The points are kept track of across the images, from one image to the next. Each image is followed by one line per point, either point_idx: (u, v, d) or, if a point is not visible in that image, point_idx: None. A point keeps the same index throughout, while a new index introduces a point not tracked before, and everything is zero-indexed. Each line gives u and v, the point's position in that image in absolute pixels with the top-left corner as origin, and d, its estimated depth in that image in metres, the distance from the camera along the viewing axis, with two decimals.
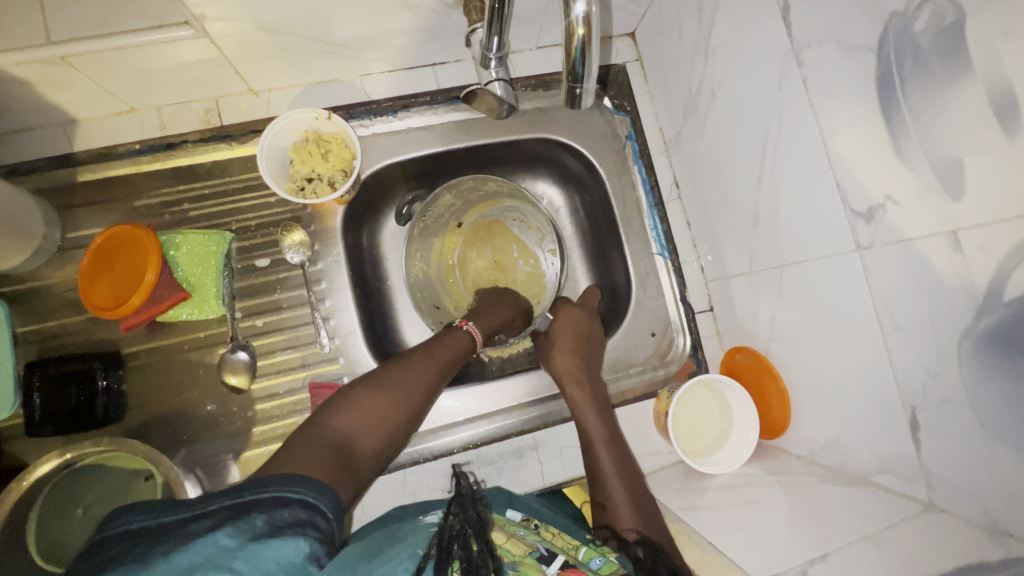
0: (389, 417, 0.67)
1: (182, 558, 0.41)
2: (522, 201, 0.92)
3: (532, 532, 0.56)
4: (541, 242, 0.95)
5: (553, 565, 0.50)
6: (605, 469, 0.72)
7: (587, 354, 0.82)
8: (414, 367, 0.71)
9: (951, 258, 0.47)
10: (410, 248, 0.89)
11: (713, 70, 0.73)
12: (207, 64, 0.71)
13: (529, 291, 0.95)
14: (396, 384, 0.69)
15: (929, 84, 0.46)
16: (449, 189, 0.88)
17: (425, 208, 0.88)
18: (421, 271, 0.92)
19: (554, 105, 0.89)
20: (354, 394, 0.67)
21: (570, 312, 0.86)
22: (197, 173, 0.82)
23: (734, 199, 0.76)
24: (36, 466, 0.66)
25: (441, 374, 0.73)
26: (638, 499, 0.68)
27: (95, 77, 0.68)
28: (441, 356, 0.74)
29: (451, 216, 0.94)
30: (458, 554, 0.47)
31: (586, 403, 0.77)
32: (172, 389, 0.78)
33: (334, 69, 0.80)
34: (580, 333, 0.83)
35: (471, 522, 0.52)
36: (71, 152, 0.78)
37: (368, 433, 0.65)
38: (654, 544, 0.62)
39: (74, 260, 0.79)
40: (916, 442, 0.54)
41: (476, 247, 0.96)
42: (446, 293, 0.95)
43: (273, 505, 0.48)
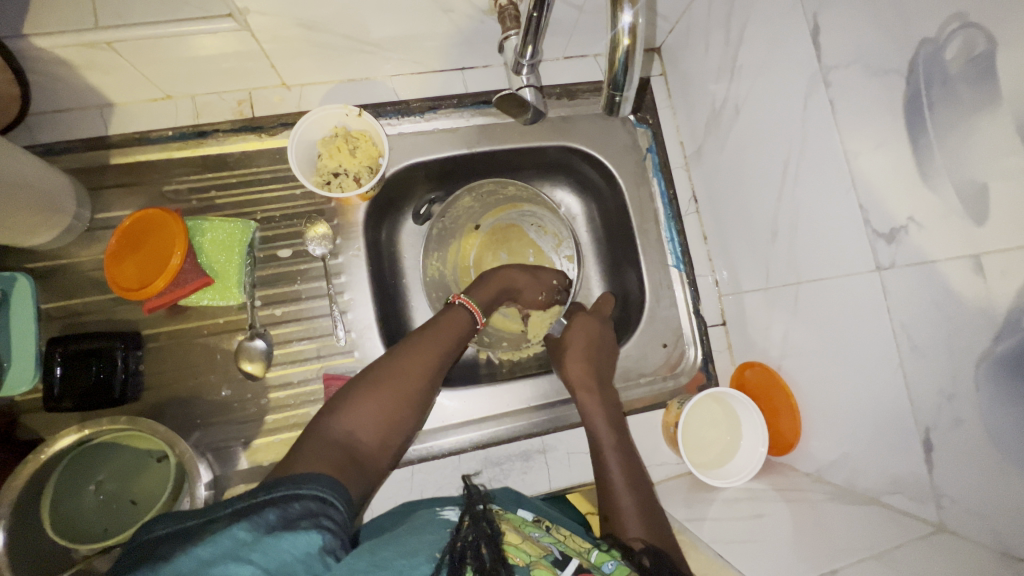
0: (392, 411, 0.67)
1: (203, 552, 0.43)
2: (539, 204, 0.95)
3: (547, 534, 0.57)
4: (556, 247, 0.98)
5: (569, 569, 0.50)
6: (615, 478, 0.72)
7: (599, 362, 0.82)
8: (413, 357, 0.70)
9: (972, 282, 0.48)
10: (428, 248, 0.90)
11: (738, 88, 0.75)
12: (245, 56, 0.73)
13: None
14: (396, 377, 0.68)
15: (956, 110, 0.47)
16: (470, 190, 0.89)
17: (445, 210, 0.89)
18: (436, 271, 0.93)
19: (578, 114, 0.91)
20: (354, 392, 0.67)
21: (582, 319, 0.86)
22: (226, 162, 0.83)
23: (753, 215, 0.77)
24: (54, 442, 0.65)
25: (442, 363, 0.72)
26: (646, 509, 0.68)
27: (137, 63, 0.70)
28: (439, 344, 0.73)
29: (469, 219, 0.96)
30: (472, 562, 0.46)
31: (597, 410, 0.78)
32: (189, 372, 0.79)
33: (366, 67, 0.82)
34: (594, 339, 0.84)
35: (484, 531, 0.51)
36: (106, 135, 0.80)
37: (374, 428, 0.65)
38: (659, 551, 0.62)
39: (102, 240, 0.81)
40: (928, 463, 0.55)
41: (492, 250, 0.98)
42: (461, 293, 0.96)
43: (287, 501, 0.49)
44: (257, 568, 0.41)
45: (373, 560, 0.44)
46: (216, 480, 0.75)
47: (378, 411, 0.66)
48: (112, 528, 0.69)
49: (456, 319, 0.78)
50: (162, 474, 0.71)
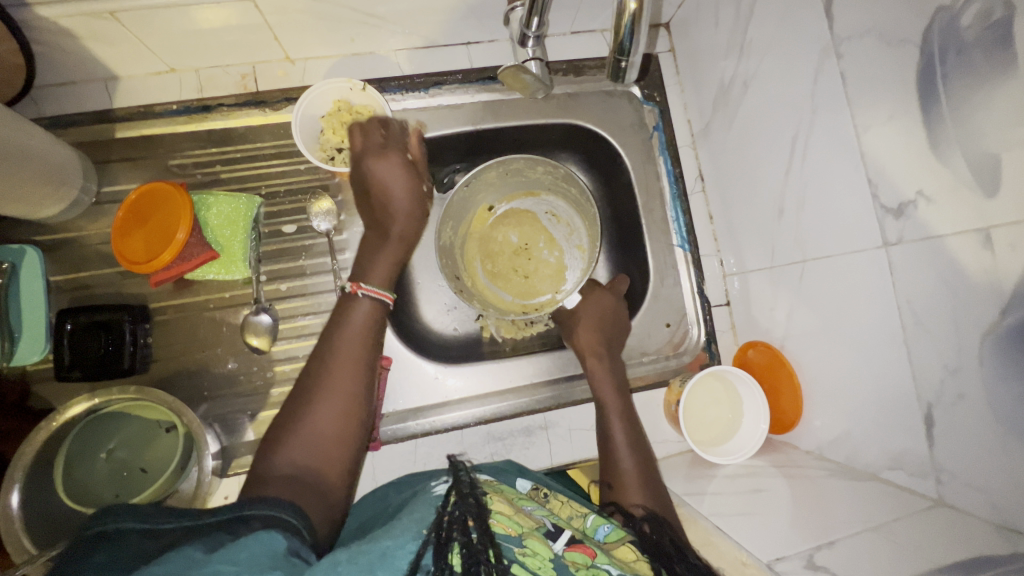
0: (334, 425, 0.61)
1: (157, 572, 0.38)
2: (560, 192, 0.92)
3: (540, 508, 0.58)
4: (568, 237, 0.94)
5: (560, 541, 0.51)
6: (618, 441, 0.74)
7: (610, 336, 0.84)
8: (335, 365, 0.65)
9: (980, 255, 0.47)
10: (443, 222, 0.84)
11: (748, 62, 0.73)
12: (248, 28, 0.72)
13: (550, 280, 0.91)
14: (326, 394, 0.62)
15: (970, 79, 0.46)
16: (500, 163, 0.84)
17: (471, 179, 0.83)
18: (447, 240, 0.88)
19: (584, 90, 0.90)
20: (290, 421, 0.60)
21: (602, 294, 0.86)
22: (230, 137, 0.83)
23: (761, 194, 0.76)
24: (67, 407, 0.67)
25: (365, 362, 0.67)
26: (648, 477, 0.70)
27: (141, 34, 0.70)
28: (356, 340, 0.68)
29: (483, 197, 0.90)
30: (458, 539, 0.45)
31: (606, 376, 0.79)
32: (196, 345, 0.80)
33: (370, 40, 0.81)
34: (610, 314, 0.85)
35: (471, 508, 0.50)
36: (112, 108, 0.80)
37: (322, 448, 0.59)
38: (656, 516, 0.63)
39: (109, 213, 0.81)
40: (929, 439, 0.55)
41: (502, 231, 0.93)
42: (464, 271, 0.91)
43: (241, 528, 0.44)
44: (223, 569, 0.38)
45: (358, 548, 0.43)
46: (223, 450, 0.76)
47: (320, 429, 0.60)
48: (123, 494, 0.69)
49: (367, 307, 0.71)
50: (171, 444, 0.71)
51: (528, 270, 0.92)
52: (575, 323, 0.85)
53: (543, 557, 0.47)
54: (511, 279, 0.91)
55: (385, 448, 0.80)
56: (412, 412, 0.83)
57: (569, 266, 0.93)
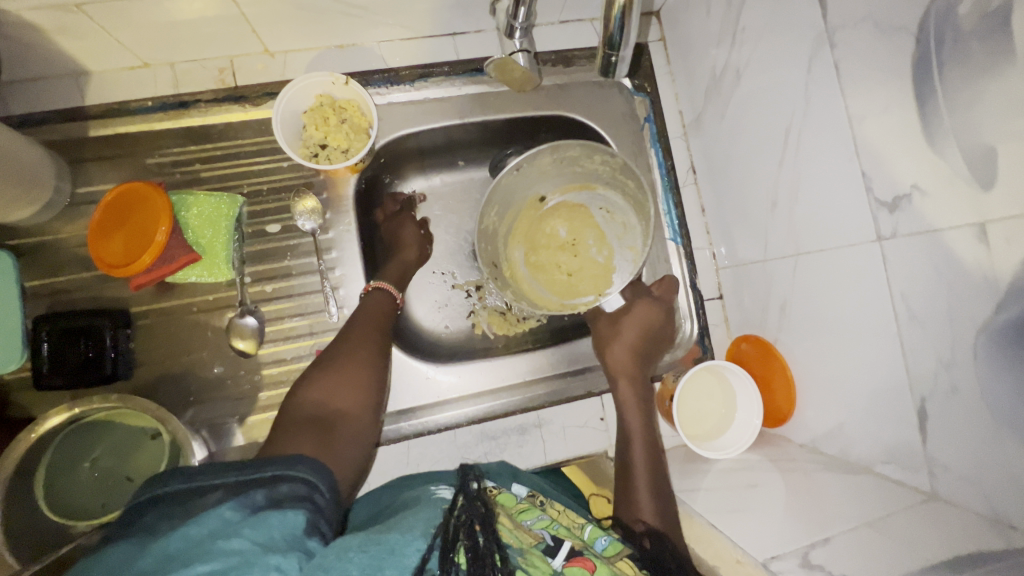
0: (354, 384, 0.66)
1: (190, 529, 0.41)
2: (614, 187, 0.88)
3: (540, 519, 0.57)
4: (621, 237, 0.90)
5: (559, 556, 0.50)
6: (638, 461, 0.73)
7: (644, 354, 0.84)
8: (354, 338, 0.71)
9: (976, 250, 0.47)
10: (487, 205, 0.81)
11: (740, 52, 0.72)
12: (225, 20, 0.70)
13: (595, 280, 0.87)
14: (347, 360, 0.68)
15: (967, 69, 0.45)
16: (554, 148, 0.79)
17: (523, 162, 0.80)
18: (491, 226, 0.85)
19: (573, 82, 0.88)
20: (313, 380, 0.66)
21: (644, 310, 0.85)
22: (210, 134, 0.80)
23: (753, 186, 0.75)
24: (45, 419, 0.65)
25: (382, 334, 0.73)
26: (660, 496, 0.70)
27: (110, 28, 0.67)
28: (378, 318, 0.75)
29: (536, 187, 0.87)
30: (465, 542, 0.46)
31: (635, 400, 0.79)
32: (180, 349, 0.78)
33: (352, 32, 0.78)
34: (646, 332, 0.84)
35: (477, 511, 0.51)
36: (84, 106, 0.77)
37: (345, 402, 0.65)
38: (661, 536, 0.64)
39: (85, 215, 0.79)
40: (922, 434, 0.54)
41: (551, 223, 0.90)
42: (504, 259, 0.89)
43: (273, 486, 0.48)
44: (247, 539, 0.40)
45: (367, 536, 0.44)
46: (211, 457, 0.75)
47: (342, 383, 0.66)
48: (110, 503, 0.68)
49: (382, 296, 0.78)
50: (157, 452, 0.70)
51: (573, 266, 0.88)
52: (610, 338, 0.84)
53: (544, 568, 0.48)
54: (553, 274, 0.89)
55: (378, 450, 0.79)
56: (403, 412, 0.81)
57: (616, 267, 0.88)
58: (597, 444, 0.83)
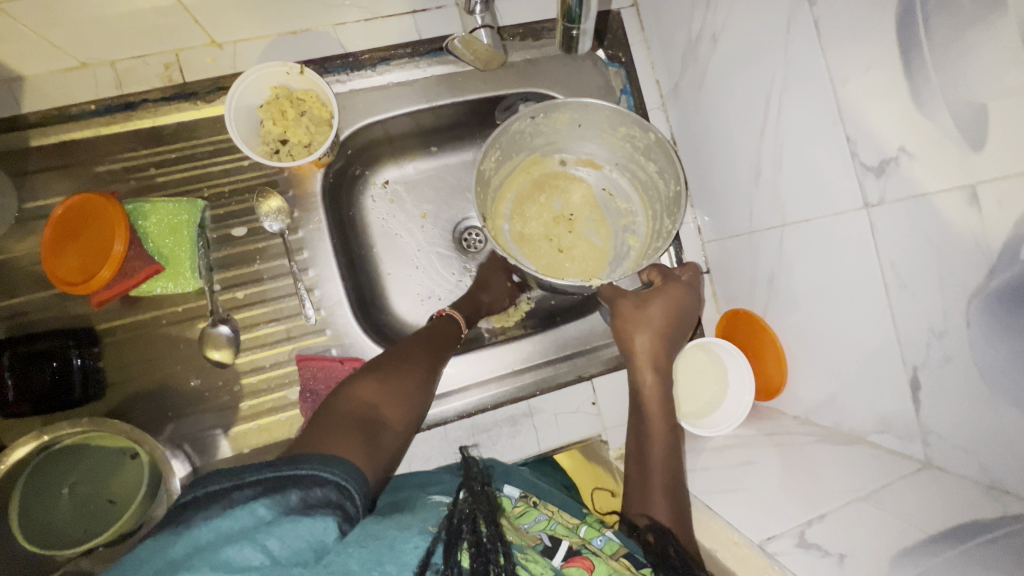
0: (406, 390, 0.64)
1: (220, 525, 0.38)
2: (623, 169, 0.88)
3: (539, 521, 0.55)
4: (621, 221, 0.90)
5: (558, 555, 0.49)
6: (654, 450, 0.69)
7: (674, 337, 0.76)
8: (416, 348, 0.70)
9: (967, 213, 0.44)
10: (493, 147, 0.77)
11: (716, 14, 0.68)
12: (164, 11, 0.65)
13: (588, 259, 0.87)
14: (405, 363, 0.67)
15: (954, 20, 0.42)
16: (576, 106, 0.78)
17: (540, 113, 0.77)
18: (489, 175, 0.81)
19: (544, 56, 0.84)
20: (369, 371, 0.63)
21: (675, 292, 0.77)
22: (162, 136, 0.76)
23: (735, 155, 0.72)
24: (12, 449, 0.63)
25: (441, 353, 0.72)
26: (672, 488, 0.66)
27: (38, 27, 0.62)
28: (434, 345, 0.72)
29: (544, 148, 0.86)
30: (468, 537, 0.44)
31: (655, 393, 0.73)
32: (153, 365, 0.75)
33: (304, 16, 0.74)
34: (676, 314, 0.76)
35: (481, 504, 0.49)
36: (21, 114, 0.72)
37: (395, 407, 0.61)
38: (665, 530, 0.60)
39: (36, 231, 0.74)
40: (915, 403, 0.53)
41: (548, 194, 0.89)
42: (490, 214, 0.86)
43: (307, 483, 0.42)
44: (269, 554, 0.37)
45: (365, 530, 0.42)
46: (195, 472, 0.73)
47: (400, 382, 0.64)
48: (93, 528, 0.66)
49: (450, 326, 0.78)
50: (138, 472, 0.67)
51: (568, 240, 0.88)
52: (643, 321, 0.75)
53: (545, 564, 0.47)
54: (542, 247, 0.87)
55: None
56: None
57: (610, 251, 0.89)
58: (590, 429, 0.82)
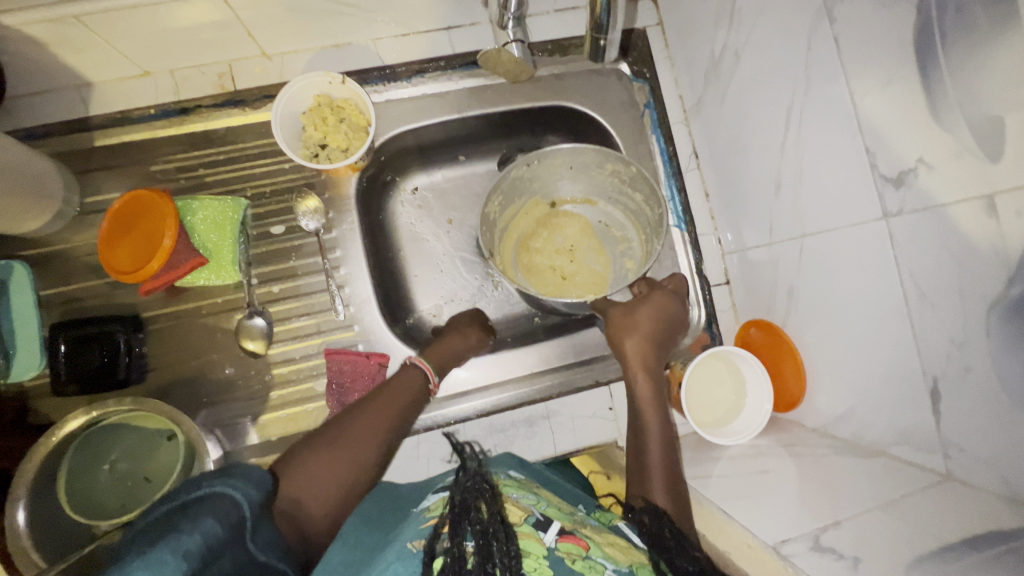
0: (342, 475, 0.61)
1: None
2: (616, 202, 0.91)
3: (526, 497, 0.57)
4: (619, 248, 0.92)
5: (551, 531, 0.51)
6: (650, 441, 0.72)
7: (662, 342, 0.79)
8: (368, 420, 0.67)
9: (984, 224, 0.45)
10: (495, 192, 0.81)
11: (738, 32, 0.70)
12: (220, 25, 0.71)
13: (591, 286, 0.89)
14: (348, 441, 0.64)
15: (970, 38, 0.44)
16: (568, 151, 0.81)
17: (534, 158, 0.81)
18: (493, 218, 0.85)
19: (570, 71, 0.87)
20: (311, 449, 0.62)
21: (661, 299, 0.79)
22: (212, 139, 0.81)
23: (758, 168, 0.73)
24: (64, 423, 0.67)
25: (396, 422, 0.69)
26: (671, 477, 0.68)
27: (109, 38, 0.68)
28: (387, 418, 0.68)
29: (540, 188, 0.89)
30: (471, 524, 0.48)
31: (649, 394, 0.75)
32: (191, 353, 0.80)
33: (347, 30, 0.79)
34: (663, 319, 0.79)
35: (473, 493, 0.53)
36: (87, 116, 0.78)
37: (325, 496, 0.60)
38: (659, 513, 0.62)
39: (93, 224, 0.80)
40: (935, 414, 0.53)
41: (548, 230, 0.92)
42: (498, 248, 0.89)
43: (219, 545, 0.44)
44: None
45: None
46: (225, 456, 0.76)
47: (337, 466, 0.61)
48: (129, 503, 0.69)
49: (415, 377, 0.75)
50: (173, 452, 0.71)
51: (570, 270, 0.90)
52: (628, 328, 0.78)
53: (538, 554, 0.47)
54: (547, 277, 0.89)
55: None
56: None
57: (611, 276, 0.91)
58: (607, 433, 0.83)
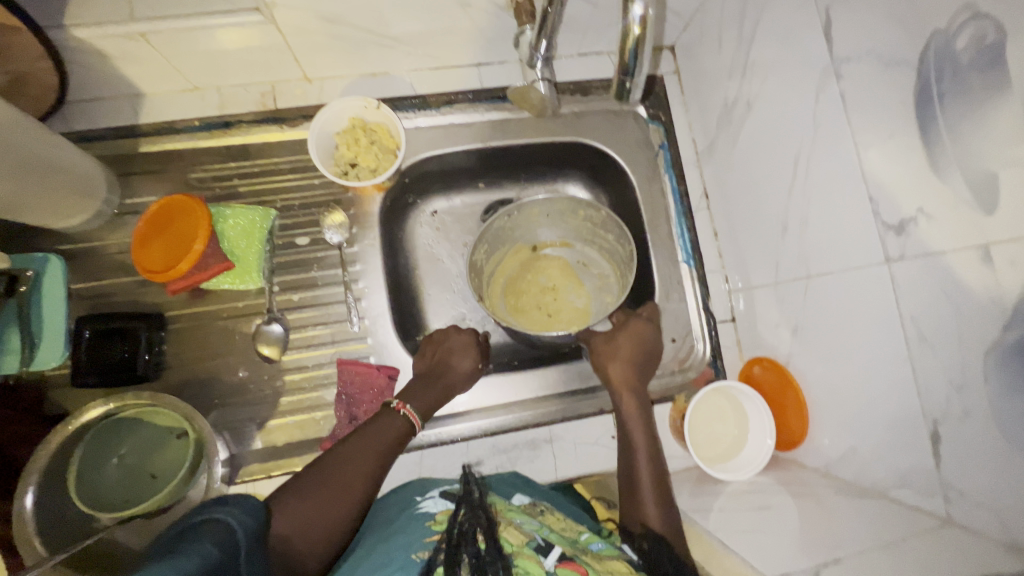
0: (331, 515, 0.60)
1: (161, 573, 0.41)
2: (592, 243, 0.95)
3: (530, 522, 0.57)
4: (599, 285, 0.96)
5: (552, 556, 0.50)
6: (640, 461, 0.74)
7: (643, 367, 0.82)
8: (353, 458, 0.65)
9: (981, 272, 0.48)
10: (481, 241, 0.87)
11: (751, 84, 0.75)
12: (270, 49, 0.76)
13: (574, 321, 0.91)
14: (333, 480, 0.62)
15: (965, 100, 0.48)
16: (544, 199, 0.87)
17: (514, 208, 0.87)
18: (480, 262, 0.90)
19: (590, 110, 0.92)
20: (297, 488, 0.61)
21: (637, 325, 0.85)
22: (249, 152, 0.86)
23: (765, 210, 0.76)
24: (82, 411, 0.69)
25: (383, 459, 0.67)
26: (663, 495, 0.70)
27: (168, 56, 0.74)
28: (376, 449, 0.67)
29: (521, 235, 0.95)
30: (467, 553, 0.49)
31: (636, 413, 0.77)
32: (207, 354, 0.82)
33: (385, 61, 0.85)
34: (642, 345, 0.83)
35: (479, 523, 0.55)
36: (136, 124, 0.83)
37: (311, 539, 0.58)
38: (659, 538, 0.65)
39: (128, 224, 0.84)
40: (936, 458, 0.54)
41: (531, 273, 0.96)
42: (486, 293, 0.93)
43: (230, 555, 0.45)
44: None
45: None
46: (231, 458, 0.77)
47: (323, 506, 0.60)
48: (132, 500, 0.70)
49: (397, 417, 0.72)
50: (182, 450, 0.72)
51: (554, 309, 0.93)
52: (608, 355, 0.82)
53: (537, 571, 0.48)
54: (534, 315, 0.93)
55: None
56: None
57: (594, 311, 0.93)
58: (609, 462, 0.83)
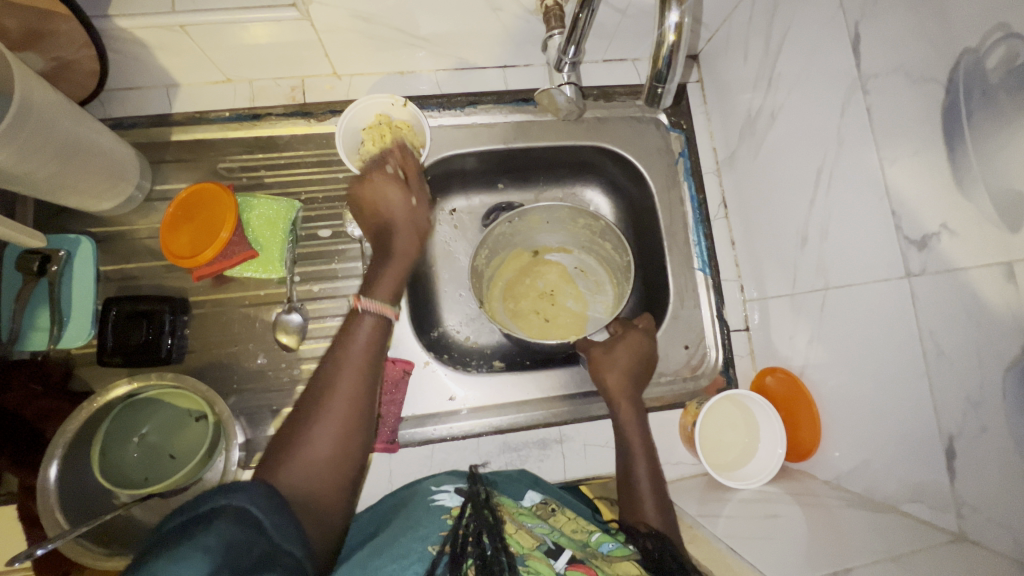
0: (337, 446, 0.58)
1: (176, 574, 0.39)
2: (590, 250, 0.96)
3: (541, 526, 0.58)
4: (594, 291, 0.97)
5: (561, 559, 0.52)
6: (639, 469, 0.74)
7: (641, 376, 0.82)
8: (341, 378, 0.62)
9: (1004, 290, 0.48)
10: (483, 247, 0.87)
11: (776, 95, 0.76)
12: (302, 45, 0.78)
13: (571, 328, 0.93)
14: (327, 410, 0.59)
15: (993, 119, 0.48)
16: (545, 208, 0.88)
17: (517, 214, 0.88)
18: (482, 266, 0.91)
19: (612, 115, 0.93)
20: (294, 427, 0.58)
21: (636, 336, 0.83)
22: (276, 144, 0.88)
23: (785, 221, 0.77)
24: (110, 387, 0.71)
25: (371, 367, 0.64)
26: (663, 501, 0.71)
27: (205, 48, 0.76)
28: (360, 363, 0.63)
29: (522, 239, 0.96)
30: (472, 554, 0.50)
31: (634, 422, 0.78)
32: (228, 340, 0.83)
33: (414, 61, 0.86)
34: (641, 355, 0.82)
35: (485, 521, 0.55)
36: (170, 113, 0.86)
37: (325, 473, 0.57)
38: (661, 537, 0.63)
39: (157, 210, 0.86)
40: (951, 473, 0.54)
41: (529, 278, 0.97)
42: (485, 295, 0.94)
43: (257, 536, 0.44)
44: None
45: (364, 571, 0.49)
46: (248, 443, 0.78)
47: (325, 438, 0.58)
48: (151, 478, 0.71)
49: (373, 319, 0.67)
50: (200, 433, 0.73)
51: (551, 313, 0.94)
52: (604, 364, 0.80)
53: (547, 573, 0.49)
54: (531, 319, 0.93)
55: (403, 451, 0.82)
56: (433, 417, 0.84)
57: (591, 317, 0.95)
58: None
